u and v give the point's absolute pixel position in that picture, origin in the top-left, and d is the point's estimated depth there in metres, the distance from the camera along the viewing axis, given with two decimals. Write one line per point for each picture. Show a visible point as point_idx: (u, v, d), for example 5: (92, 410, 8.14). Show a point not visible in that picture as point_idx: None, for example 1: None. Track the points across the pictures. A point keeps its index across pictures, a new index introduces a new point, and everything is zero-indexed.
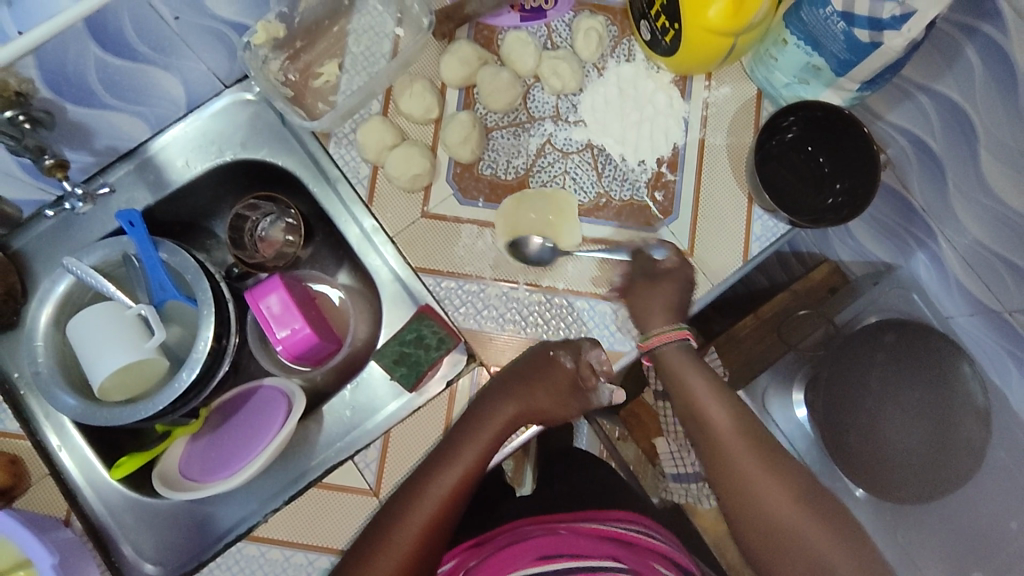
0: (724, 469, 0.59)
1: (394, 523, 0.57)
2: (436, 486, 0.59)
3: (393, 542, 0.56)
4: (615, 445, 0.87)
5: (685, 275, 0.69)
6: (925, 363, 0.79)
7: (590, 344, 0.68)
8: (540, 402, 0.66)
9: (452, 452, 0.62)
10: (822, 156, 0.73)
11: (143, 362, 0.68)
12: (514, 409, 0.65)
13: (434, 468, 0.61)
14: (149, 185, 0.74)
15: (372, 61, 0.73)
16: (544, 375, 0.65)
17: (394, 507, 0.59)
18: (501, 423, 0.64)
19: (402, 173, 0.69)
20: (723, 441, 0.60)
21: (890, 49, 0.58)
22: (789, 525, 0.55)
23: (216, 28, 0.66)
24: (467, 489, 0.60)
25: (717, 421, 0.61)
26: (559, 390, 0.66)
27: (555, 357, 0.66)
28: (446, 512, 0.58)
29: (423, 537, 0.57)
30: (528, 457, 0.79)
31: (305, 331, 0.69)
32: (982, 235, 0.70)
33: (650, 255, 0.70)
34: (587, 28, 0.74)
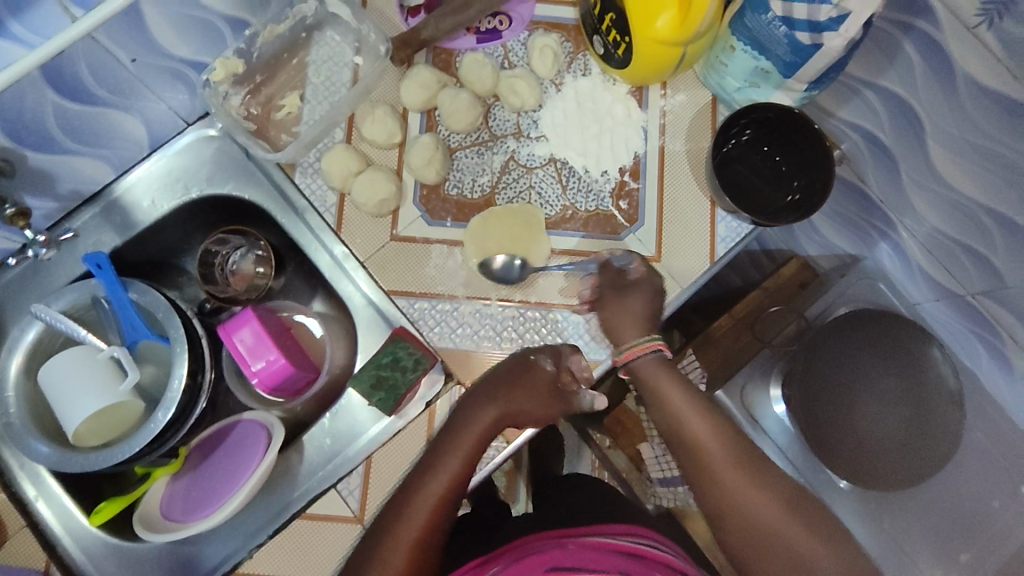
0: (708, 478, 0.58)
1: (387, 538, 0.56)
2: (423, 500, 0.57)
3: (390, 554, 0.55)
4: (606, 453, 0.90)
5: (653, 282, 0.69)
6: (897, 350, 0.81)
7: (570, 351, 0.69)
8: (521, 403, 0.64)
9: (436, 460, 0.60)
10: (779, 155, 0.74)
11: (118, 405, 0.67)
12: (497, 410, 0.63)
13: (420, 475, 0.59)
14: (115, 227, 0.74)
15: (333, 90, 0.74)
16: (526, 376, 0.66)
17: (382, 523, 0.57)
18: (484, 424, 0.63)
19: (370, 198, 0.70)
20: (706, 457, 0.58)
21: (830, 49, 0.59)
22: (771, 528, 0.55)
23: (172, 67, 0.66)
24: (451, 499, 0.58)
25: (698, 436, 0.59)
26: (538, 392, 0.66)
27: (536, 362, 0.67)
28: (434, 522, 0.57)
29: (417, 551, 0.55)
30: (520, 473, 0.79)
31: (281, 361, 0.69)
32: (938, 223, 0.73)
33: (609, 275, 0.70)
34: (542, 46, 0.76)
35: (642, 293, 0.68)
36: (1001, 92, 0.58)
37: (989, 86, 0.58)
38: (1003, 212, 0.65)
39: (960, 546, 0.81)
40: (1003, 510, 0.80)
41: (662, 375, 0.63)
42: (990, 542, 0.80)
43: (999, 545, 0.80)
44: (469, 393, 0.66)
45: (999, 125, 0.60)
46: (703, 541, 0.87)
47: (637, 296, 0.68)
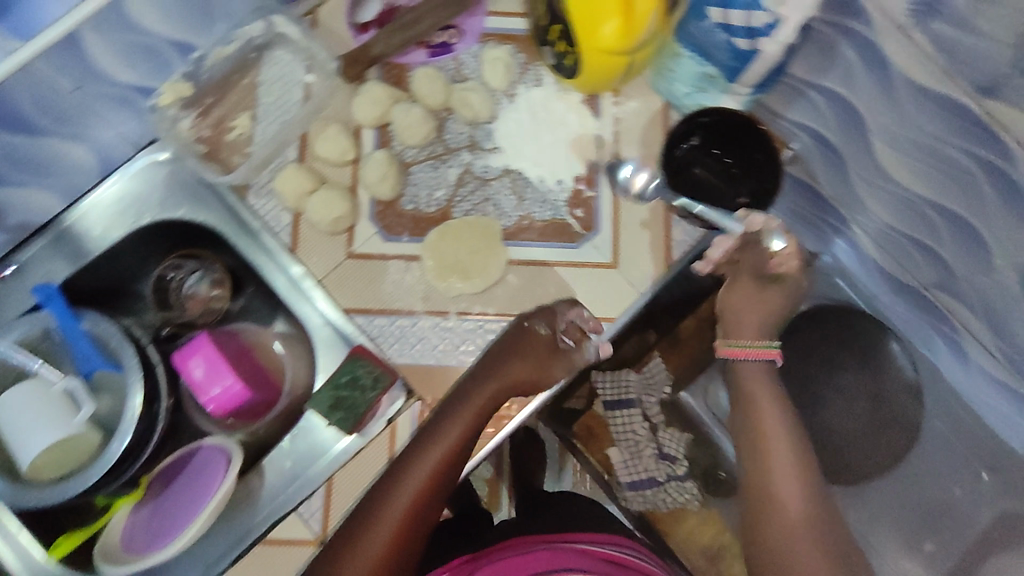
0: (767, 498, 0.65)
1: (379, 512, 0.60)
2: (413, 479, 0.61)
3: (379, 526, 0.59)
4: (585, 458, 0.86)
5: (796, 282, 0.75)
6: (854, 345, 0.83)
7: (567, 306, 0.69)
8: (518, 371, 0.66)
9: (427, 437, 0.63)
10: (727, 155, 0.74)
11: (74, 438, 0.66)
12: (494, 384, 0.65)
13: (415, 452, 0.62)
14: (67, 257, 0.73)
15: (285, 110, 0.74)
16: (523, 344, 0.67)
17: (374, 499, 0.61)
18: (480, 398, 0.65)
19: (324, 216, 0.70)
20: (773, 460, 0.66)
21: (769, 55, 0.61)
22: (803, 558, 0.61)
23: (118, 94, 0.66)
24: (441, 479, 0.61)
25: (771, 443, 0.67)
26: (537, 355, 0.67)
27: (531, 328, 0.68)
28: (423, 501, 0.60)
29: (403, 528, 0.59)
30: (502, 481, 0.84)
31: (238, 386, 0.68)
32: (889, 220, 0.75)
33: (754, 254, 0.73)
34: (493, 59, 0.77)
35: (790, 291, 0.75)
36: (934, 91, 0.58)
37: (923, 84, 0.59)
38: (947, 208, 0.67)
39: (924, 535, 0.83)
40: (964, 498, 0.82)
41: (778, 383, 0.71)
42: (956, 529, 0.82)
43: (963, 533, 0.82)
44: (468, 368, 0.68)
45: (943, 125, 0.60)
46: (672, 541, 0.86)
47: (774, 292, 0.75)
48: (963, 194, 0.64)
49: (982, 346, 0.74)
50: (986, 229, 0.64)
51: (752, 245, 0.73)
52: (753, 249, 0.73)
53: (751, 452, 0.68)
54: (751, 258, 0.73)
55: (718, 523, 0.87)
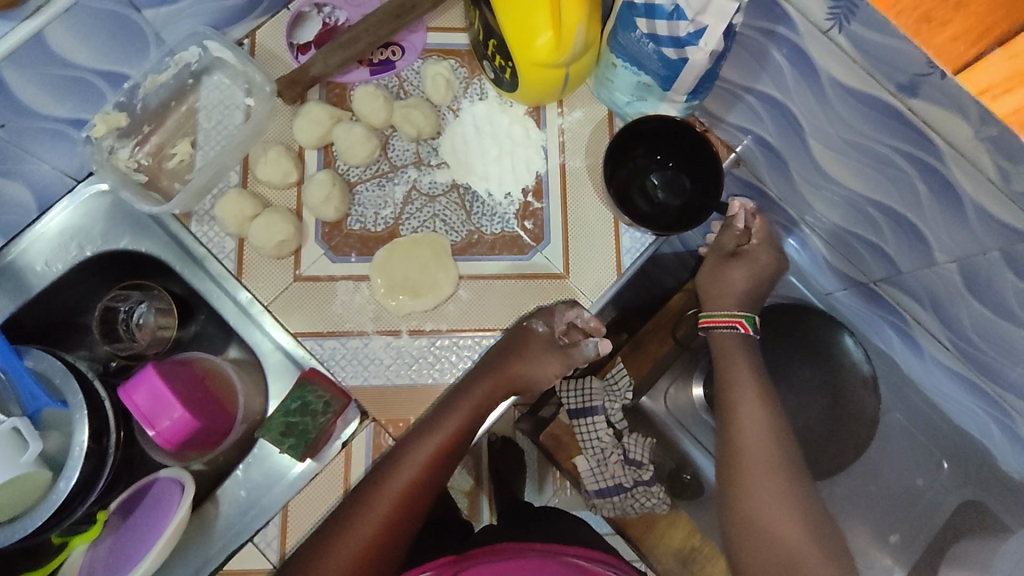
0: (733, 449, 0.68)
1: (369, 502, 0.63)
2: (408, 469, 0.64)
3: (371, 511, 0.63)
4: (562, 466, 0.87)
5: (760, 257, 0.77)
6: (811, 340, 0.83)
7: (566, 307, 0.71)
8: (516, 370, 0.69)
9: (416, 441, 0.65)
10: (671, 161, 0.77)
11: (22, 479, 0.65)
12: (491, 382, 0.68)
13: (411, 442, 0.65)
14: (9, 294, 0.71)
15: (227, 134, 0.74)
16: (522, 342, 0.69)
17: (369, 486, 0.64)
18: (478, 395, 0.68)
19: (267, 240, 0.69)
20: (746, 445, 0.68)
21: (697, 62, 0.61)
22: (761, 502, 0.64)
23: (49, 128, 0.65)
24: (425, 483, 0.65)
25: (758, 480, 0.66)
26: (536, 354, 0.70)
27: (529, 326, 0.70)
28: (412, 493, 0.64)
29: (394, 513, 0.63)
30: (483, 491, 0.80)
31: (186, 419, 0.65)
32: (834, 217, 0.76)
33: (728, 238, 0.77)
34: (434, 74, 0.76)
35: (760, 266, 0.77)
36: (858, 91, 0.59)
37: (847, 85, 0.60)
38: (885, 205, 0.68)
39: (890, 526, 0.85)
40: (927, 487, 0.84)
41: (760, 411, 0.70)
42: (919, 517, 0.84)
43: (927, 521, 0.84)
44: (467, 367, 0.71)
45: (872, 124, 0.61)
46: (644, 548, 0.87)
47: (744, 267, 0.77)
48: (897, 190, 0.65)
49: (932, 337, 0.75)
50: (923, 224, 0.65)
51: (724, 227, 0.78)
52: (726, 230, 0.77)
53: (722, 410, 0.72)
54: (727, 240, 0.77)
55: (686, 523, 0.89)
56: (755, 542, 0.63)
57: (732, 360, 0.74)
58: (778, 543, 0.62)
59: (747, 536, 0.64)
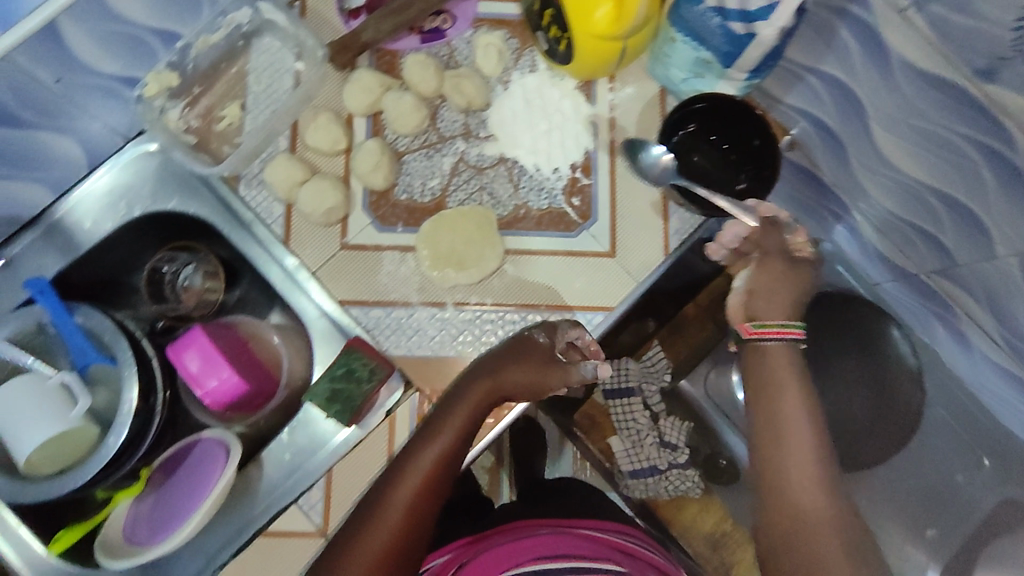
0: (771, 437, 0.57)
1: (375, 517, 0.59)
2: (411, 480, 0.60)
3: (377, 529, 0.59)
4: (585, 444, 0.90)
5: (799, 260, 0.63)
6: (859, 329, 0.83)
7: (568, 326, 0.68)
8: (516, 376, 0.64)
9: (414, 452, 0.61)
10: (726, 142, 0.74)
11: (70, 433, 0.66)
12: (488, 389, 0.64)
13: (412, 450, 0.62)
14: (59, 250, 0.71)
15: (275, 98, 0.73)
16: (522, 351, 0.65)
17: (372, 499, 0.60)
18: (475, 399, 0.63)
19: (316, 207, 0.69)
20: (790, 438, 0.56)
21: (764, 39, 0.59)
22: (805, 502, 0.54)
23: (103, 84, 0.64)
24: (427, 497, 0.61)
25: (796, 483, 0.55)
26: (537, 363, 0.65)
27: (530, 336, 0.67)
28: (416, 507, 0.60)
29: (401, 530, 0.59)
30: (503, 469, 0.85)
31: (234, 378, 0.68)
32: (889, 206, 0.74)
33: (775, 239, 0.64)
34: (486, 45, 0.75)
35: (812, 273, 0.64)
36: (931, 74, 0.58)
37: (922, 68, 0.58)
38: (948, 194, 0.66)
39: (927, 521, 0.85)
40: (966, 483, 0.83)
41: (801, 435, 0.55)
42: (956, 513, 0.84)
43: (964, 519, 0.84)
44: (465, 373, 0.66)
45: (944, 110, 0.59)
46: (675, 530, 0.88)
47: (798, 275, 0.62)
48: (962, 180, 0.63)
49: (983, 332, 0.73)
50: (986, 215, 0.63)
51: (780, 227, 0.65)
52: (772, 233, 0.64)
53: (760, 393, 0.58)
54: (774, 243, 0.63)
55: (719, 511, 0.89)
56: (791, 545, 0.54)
57: (774, 376, 0.58)
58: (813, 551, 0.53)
59: (786, 539, 0.54)
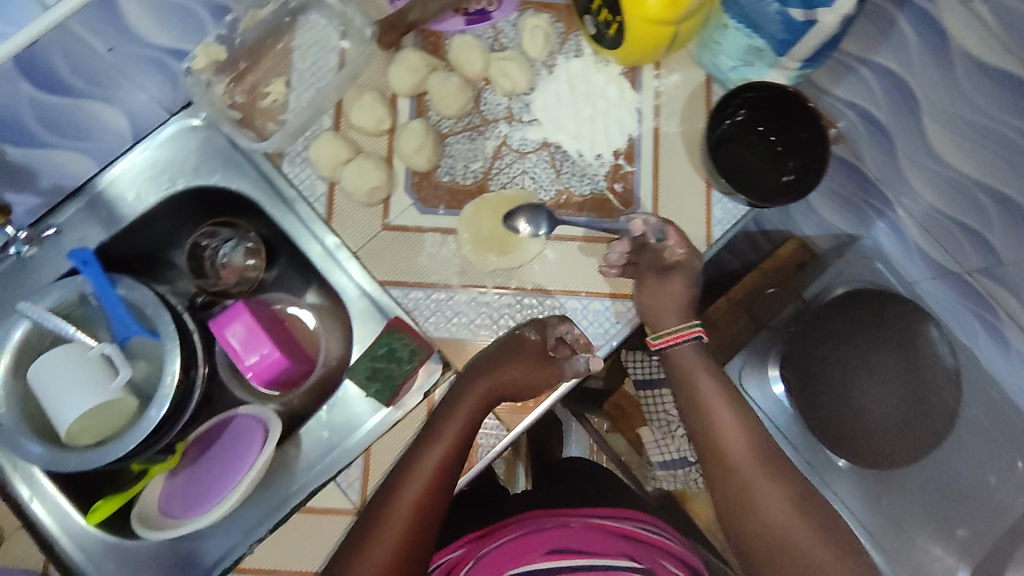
0: (700, 426, 0.68)
1: (385, 519, 0.61)
2: (413, 485, 0.62)
3: (388, 530, 0.61)
4: (604, 437, 0.96)
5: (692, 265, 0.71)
6: (896, 327, 0.83)
7: (558, 321, 0.68)
8: (511, 376, 0.66)
9: (415, 455, 0.64)
10: (774, 134, 0.73)
11: (111, 403, 0.66)
12: (484, 387, 0.66)
13: (413, 457, 0.64)
14: (101, 222, 0.71)
15: (320, 76, 0.72)
16: (513, 351, 0.67)
17: (375, 509, 0.62)
18: (472, 401, 0.65)
19: (359, 186, 0.68)
20: (721, 427, 0.67)
21: (826, 26, 0.58)
22: (739, 471, 0.64)
23: (152, 55, 0.64)
24: (433, 496, 0.63)
25: (735, 461, 0.64)
26: (529, 362, 0.67)
27: (521, 335, 0.67)
28: (424, 506, 0.62)
29: (411, 528, 0.61)
30: (520, 458, 0.91)
31: (275, 354, 0.70)
32: (934, 201, 0.73)
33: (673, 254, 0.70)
34: (533, 27, 0.74)
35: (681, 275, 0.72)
36: (993, 67, 0.58)
37: (983, 61, 0.58)
38: (999, 190, 0.65)
39: (957, 521, 0.84)
40: (1000, 486, 0.81)
41: (725, 419, 0.67)
42: (988, 517, 0.82)
43: (995, 521, 0.81)
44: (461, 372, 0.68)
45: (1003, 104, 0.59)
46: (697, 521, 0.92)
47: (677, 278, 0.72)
48: (1018, 176, 0.62)
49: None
50: None
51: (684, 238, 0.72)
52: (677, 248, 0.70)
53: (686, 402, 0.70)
54: (647, 259, 0.70)
55: None
56: (741, 517, 0.62)
57: (695, 380, 0.70)
58: (757, 513, 0.61)
59: (734, 512, 0.63)
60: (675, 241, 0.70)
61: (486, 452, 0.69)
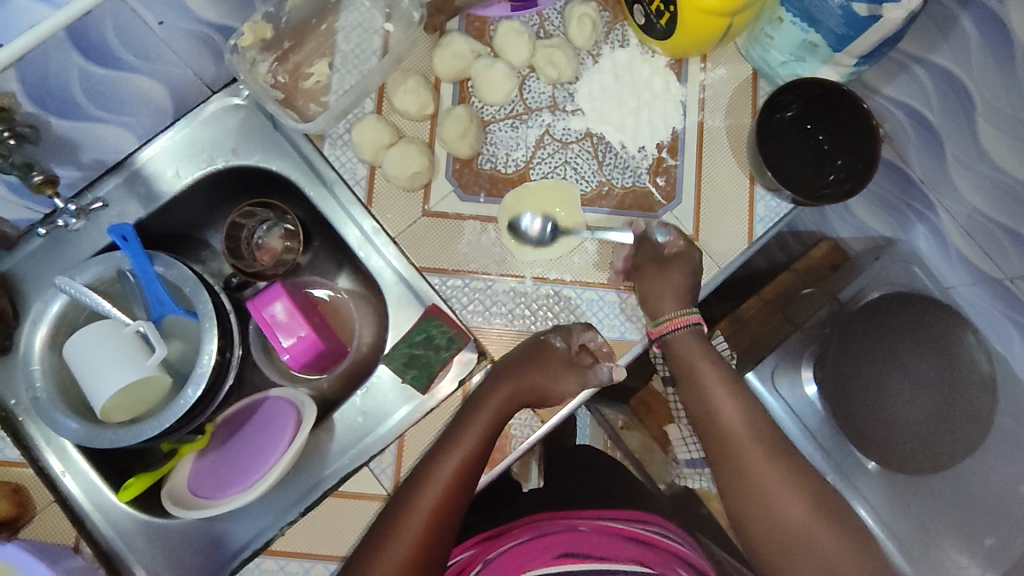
0: (714, 430, 0.64)
1: (400, 521, 0.60)
2: (428, 494, 0.61)
3: (404, 530, 0.60)
4: (619, 434, 1.00)
5: (694, 263, 0.69)
6: (930, 333, 0.83)
7: (583, 328, 0.68)
8: (537, 383, 0.65)
9: (436, 460, 0.62)
10: (822, 134, 0.73)
11: (146, 381, 0.66)
12: (509, 392, 0.65)
13: (434, 458, 0.63)
14: (140, 198, 0.71)
15: (363, 59, 0.72)
16: (540, 358, 0.66)
17: (393, 510, 0.61)
18: (495, 406, 0.64)
19: (401, 171, 0.68)
20: (732, 429, 0.63)
21: (889, 22, 0.57)
22: (756, 476, 0.60)
23: (202, 31, 0.63)
24: (449, 504, 0.61)
25: (752, 464, 0.61)
26: (553, 370, 0.65)
27: (547, 341, 0.67)
28: (441, 514, 0.61)
29: (427, 533, 0.60)
30: (533, 454, 0.83)
31: (311, 337, 0.70)
32: (979, 204, 0.73)
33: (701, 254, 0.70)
34: (580, 15, 0.72)
35: (680, 267, 0.68)
36: None
37: None
38: None
39: (984, 531, 0.84)
40: None
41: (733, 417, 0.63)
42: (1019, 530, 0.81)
43: None
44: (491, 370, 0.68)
45: None
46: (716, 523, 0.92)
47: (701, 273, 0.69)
48: None
49: None
50: None
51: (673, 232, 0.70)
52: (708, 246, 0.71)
53: (695, 405, 0.66)
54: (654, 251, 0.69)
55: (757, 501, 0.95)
56: (758, 522, 0.59)
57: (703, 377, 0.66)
58: (775, 516, 0.58)
59: (752, 516, 0.59)
60: (674, 237, 0.69)
61: (520, 443, 0.68)
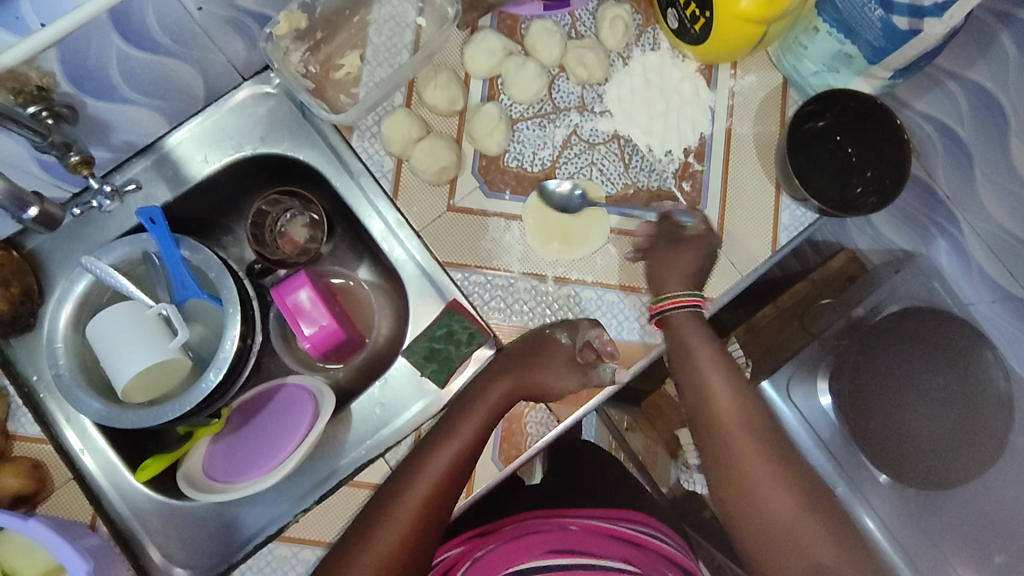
0: (708, 417, 0.59)
1: (388, 510, 0.61)
2: (419, 486, 0.61)
3: (395, 519, 0.60)
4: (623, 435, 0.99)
5: (710, 242, 0.68)
6: (947, 348, 0.84)
7: (589, 325, 0.68)
8: (541, 379, 0.66)
9: (428, 450, 0.63)
10: (850, 146, 0.72)
11: (167, 363, 0.66)
12: (508, 383, 0.66)
13: (427, 453, 0.63)
14: (167, 181, 0.72)
15: (394, 52, 0.72)
16: (544, 352, 0.67)
17: (376, 504, 0.62)
18: (493, 399, 0.65)
19: (429, 165, 0.68)
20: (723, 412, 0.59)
21: (929, 36, 0.57)
22: (748, 465, 0.56)
23: (237, 18, 0.64)
24: (443, 496, 0.62)
25: (744, 452, 0.57)
26: (555, 365, 0.66)
27: (552, 336, 0.67)
28: (429, 507, 0.61)
29: (418, 523, 0.61)
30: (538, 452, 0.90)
31: (332, 326, 0.72)
32: (1004, 221, 0.72)
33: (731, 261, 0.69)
34: (613, 17, 0.72)
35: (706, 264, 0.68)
36: None
37: None
38: None
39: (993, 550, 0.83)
40: None
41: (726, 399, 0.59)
42: None
43: None
44: (494, 356, 0.69)
45: None
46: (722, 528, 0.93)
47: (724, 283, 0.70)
48: None
49: None
50: None
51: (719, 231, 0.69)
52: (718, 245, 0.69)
53: (686, 389, 0.62)
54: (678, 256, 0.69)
55: None
56: (745, 516, 0.55)
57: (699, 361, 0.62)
58: (763, 507, 0.55)
59: (739, 505, 0.56)
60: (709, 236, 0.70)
61: (534, 442, 0.68)
